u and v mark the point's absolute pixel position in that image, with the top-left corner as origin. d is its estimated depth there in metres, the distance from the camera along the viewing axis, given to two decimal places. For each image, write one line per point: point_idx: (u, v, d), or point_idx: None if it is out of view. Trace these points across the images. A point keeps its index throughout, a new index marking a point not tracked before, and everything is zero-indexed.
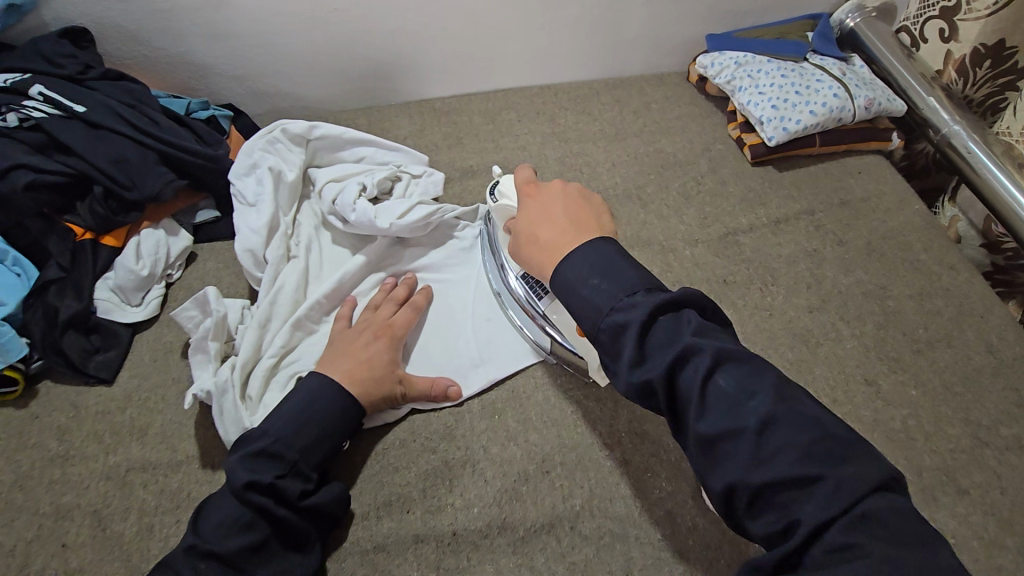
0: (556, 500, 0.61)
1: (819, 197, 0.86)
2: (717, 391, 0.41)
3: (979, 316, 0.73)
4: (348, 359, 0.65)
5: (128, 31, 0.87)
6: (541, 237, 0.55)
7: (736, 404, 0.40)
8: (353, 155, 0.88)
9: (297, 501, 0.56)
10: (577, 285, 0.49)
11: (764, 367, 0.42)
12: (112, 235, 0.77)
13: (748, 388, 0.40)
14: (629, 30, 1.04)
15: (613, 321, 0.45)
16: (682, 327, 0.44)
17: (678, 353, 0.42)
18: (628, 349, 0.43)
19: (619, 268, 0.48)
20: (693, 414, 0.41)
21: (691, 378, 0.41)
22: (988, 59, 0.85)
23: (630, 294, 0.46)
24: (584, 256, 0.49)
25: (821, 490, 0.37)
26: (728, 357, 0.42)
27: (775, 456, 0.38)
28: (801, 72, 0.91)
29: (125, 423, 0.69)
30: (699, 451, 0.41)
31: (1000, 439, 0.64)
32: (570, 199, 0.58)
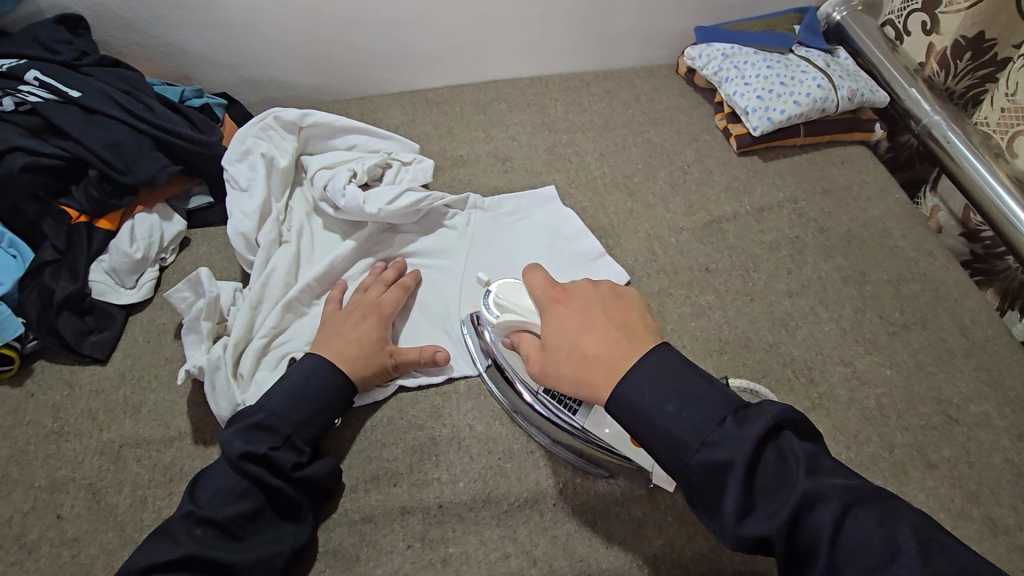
0: (539, 474, 0.63)
1: (802, 185, 0.88)
2: (845, 542, 0.39)
3: (954, 300, 0.75)
4: (339, 338, 0.67)
5: (124, 19, 0.88)
6: (586, 349, 0.49)
7: (880, 558, 0.38)
8: (344, 143, 0.90)
9: (291, 471, 0.58)
10: (645, 410, 0.45)
11: (900, 507, 0.40)
12: (106, 219, 0.78)
13: (874, 531, 0.39)
14: (619, 23, 1.05)
15: (701, 461, 0.42)
16: (792, 464, 0.42)
17: (798, 502, 0.40)
18: (732, 494, 0.41)
19: (691, 381, 0.45)
20: (818, 569, 0.39)
21: (820, 528, 0.39)
22: (968, 51, 0.86)
23: (717, 422, 0.43)
24: (643, 372, 0.46)
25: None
26: (858, 501, 0.40)
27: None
28: (786, 63, 0.92)
29: (119, 401, 0.70)
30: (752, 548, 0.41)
31: (971, 417, 0.65)
32: (601, 306, 0.52)
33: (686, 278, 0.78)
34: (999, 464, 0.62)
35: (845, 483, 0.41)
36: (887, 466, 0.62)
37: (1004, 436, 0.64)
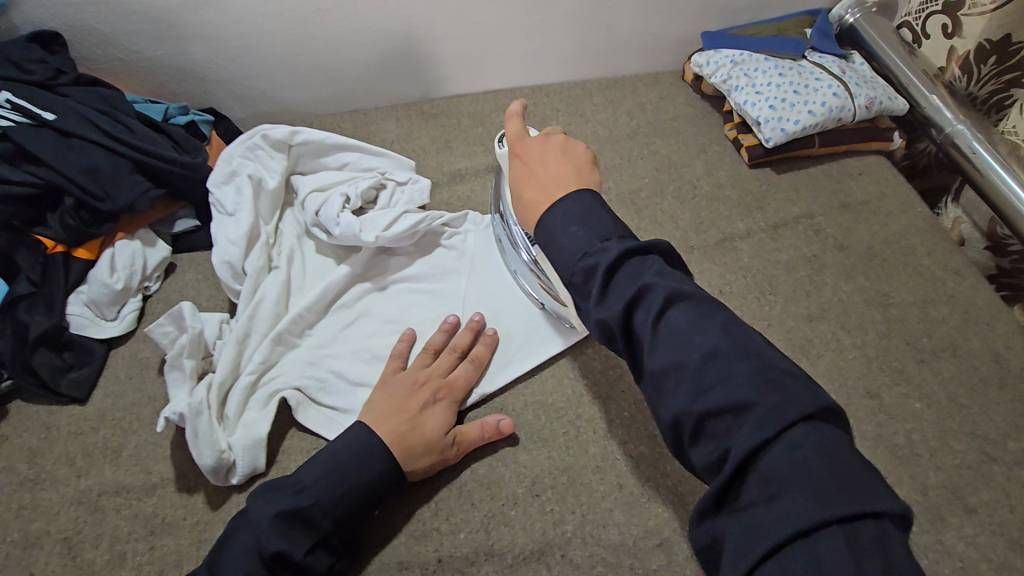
0: (546, 523, 0.58)
1: (818, 199, 0.84)
2: (668, 328, 0.41)
3: (985, 324, 0.70)
4: (400, 420, 0.59)
5: (104, 34, 0.84)
6: (522, 192, 0.55)
7: (683, 338, 0.41)
8: (336, 161, 0.85)
9: (297, 557, 0.51)
10: (558, 238, 0.48)
11: (720, 308, 0.42)
12: (85, 247, 0.74)
13: (697, 329, 0.41)
14: (622, 29, 1.01)
15: (586, 264, 0.45)
16: (645, 269, 0.44)
17: (630, 297, 0.42)
18: (594, 288, 0.44)
19: (599, 218, 0.48)
20: (645, 353, 0.42)
21: (645, 317, 0.42)
22: (992, 55, 0.82)
23: (608, 240, 0.46)
24: (565, 208, 0.49)
25: (763, 429, 0.36)
26: (683, 296, 0.42)
27: (716, 387, 0.38)
28: (800, 70, 0.88)
29: (99, 444, 0.66)
30: (649, 385, 0.42)
31: (1009, 454, 0.61)
32: (552, 154, 0.57)
33: None
34: None
35: (679, 285, 0.42)
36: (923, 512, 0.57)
37: None
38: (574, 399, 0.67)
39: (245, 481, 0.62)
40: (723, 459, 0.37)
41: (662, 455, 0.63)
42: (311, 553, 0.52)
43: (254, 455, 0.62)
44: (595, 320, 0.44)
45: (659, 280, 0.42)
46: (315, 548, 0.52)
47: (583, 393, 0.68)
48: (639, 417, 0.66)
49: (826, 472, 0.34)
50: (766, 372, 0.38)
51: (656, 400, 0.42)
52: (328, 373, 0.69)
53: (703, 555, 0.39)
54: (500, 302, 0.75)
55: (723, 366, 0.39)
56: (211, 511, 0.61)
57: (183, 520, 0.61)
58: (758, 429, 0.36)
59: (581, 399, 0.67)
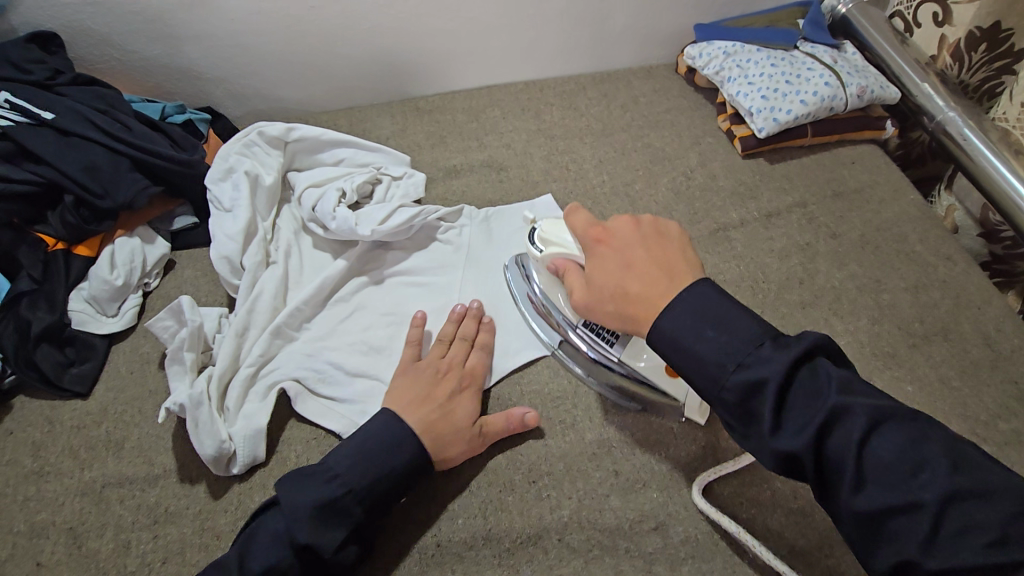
0: (542, 508, 0.59)
1: (811, 188, 0.84)
2: (871, 456, 0.39)
3: (976, 308, 0.71)
4: (429, 409, 0.60)
5: (102, 35, 0.85)
6: (629, 291, 0.50)
7: (902, 471, 0.38)
8: (332, 157, 0.86)
9: (328, 553, 0.52)
10: (685, 340, 0.45)
11: (924, 424, 0.39)
12: (85, 245, 0.75)
13: (907, 458, 0.38)
14: (615, 23, 1.01)
15: (739, 377, 0.42)
16: (824, 386, 0.41)
17: (827, 416, 0.39)
18: (766, 414, 0.41)
19: (731, 318, 0.45)
20: (846, 492, 0.39)
21: (842, 445, 0.39)
22: (983, 42, 0.82)
23: (759, 346, 0.43)
24: (686, 310, 0.46)
25: (977, 539, 0.35)
26: (883, 416, 0.40)
27: (953, 538, 0.36)
28: (791, 60, 0.88)
29: (102, 437, 0.67)
30: (855, 526, 0.39)
31: (1000, 435, 0.62)
32: (642, 241, 0.52)
33: None
34: None
35: (875, 402, 0.40)
36: None
37: None
38: (569, 387, 0.68)
39: (245, 471, 0.63)
40: (909, 563, 0.37)
41: (657, 440, 0.64)
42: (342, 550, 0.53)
43: (254, 445, 0.63)
44: (776, 449, 0.41)
45: (854, 400, 0.39)
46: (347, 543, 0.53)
47: (579, 381, 0.68)
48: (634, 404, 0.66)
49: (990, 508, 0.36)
50: (960, 471, 0.37)
51: (862, 541, 0.39)
52: (327, 364, 0.69)
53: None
54: (496, 295, 0.76)
55: (920, 473, 0.37)
56: (213, 501, 0.62)
57: (185, 510, 0.62)
58: (919, 490, 0.37)
59: (576, 388, 0.68)
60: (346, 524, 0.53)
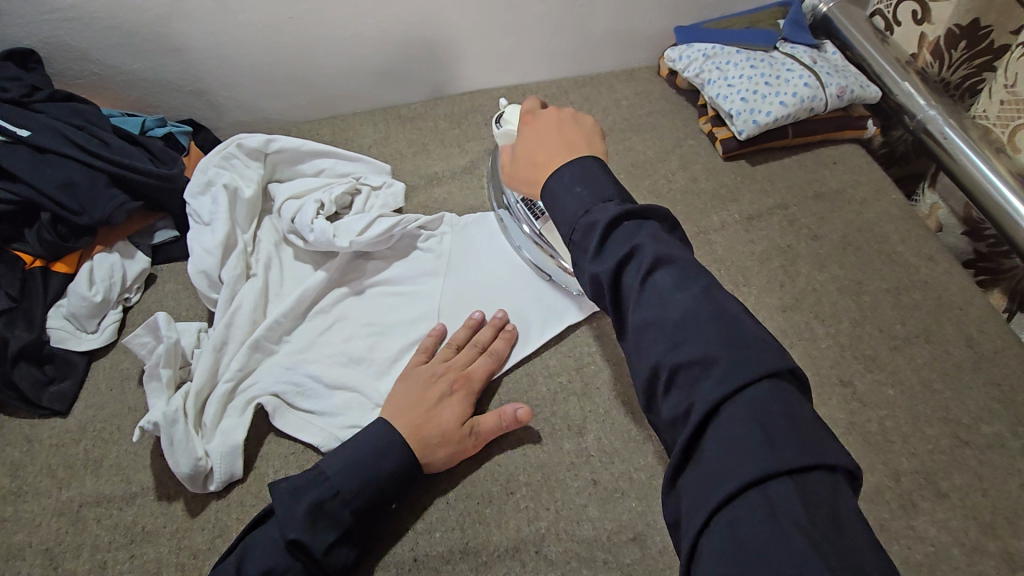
0: (520, 520, 0.59)
1: (792, 189, 0.84)
2: (652, 287, 0.43)
3: (958, 309, 0.70)
4: (418, 413, 0.61)
5: (79, 50, 0.85)
6: (537, 158, 0.59)
7: (667, 300, 0.43)
8: (312, 168, 0.86)
9: (319, 554, 0.53)
10: (562, 200, 0.51)
11: (703, 272, 0.44)
12: (63, 262, 0.75)
13: (676, 288, 0.43)
14: (596, 27, 1.01)
15: (584, 219, 0.49)
16: (639, 233, 0.46)
17: (622, 254, 0.45)
18: (591, 245, 0.47)
19: (600, 179, 0.51)
20: (630, 308, 0.44)
21: (634, 278, 0.44)
22: (963, 40, 0.81)
23: (611, 200, 0.50)
24: (573, 169, 0.52)
25: (756, 438, 0.36)
26: (669, 259, 0.44)
27: (706, 380, 0.39)
28: (771, 62, 0.88)
29: (80, 456, 0.67)
30: (631, 340, 0.44)
31: (981, 438, 0.61)
32: (560, 124, 0.61)
33: None
34: (1014, 491, 0.58)
35: (669, 249, 0.45)
36: (895, 497, 0.57)
37: (1019, 459, 0.60)
38: (550, 396, 0.68)
39: (223, 487, 0.63)
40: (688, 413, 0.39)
41: (636, 450, 0.63)
42: (335, 549, 0.54)
43: (231, 461, 0.62)
44: (590, 275, 0.47)
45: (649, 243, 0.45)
46: (338, 544, 0.54)
47: (559, 390, 0.68)
48: (614, 412, 0.66)
49: (786, 435, 0.36)
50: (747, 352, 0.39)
51: (633, 357, 0.44)
52: (306, 378, 0.69)
53: (676, 524, 0.40)
54: (477, 304, 0.75)
55: (698, 325, 0.41)
56: (191, 518, 0.62)
57: (162, 528, 0.61)
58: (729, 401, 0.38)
59: (556, 397, 0.68)
60: (337, 527, 0.54)
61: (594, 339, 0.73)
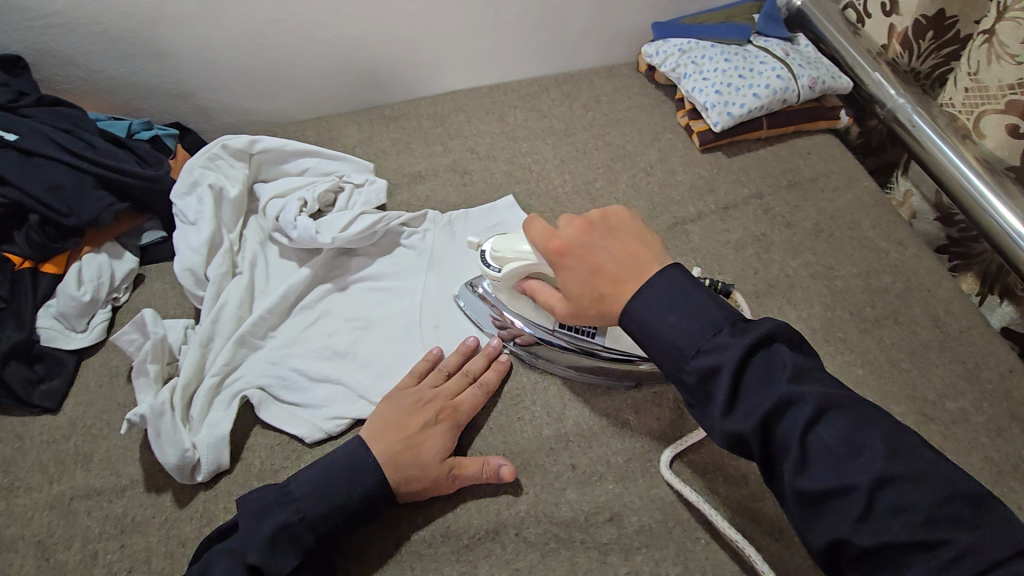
0: (500, 503, 0.60)
1: (767, 179, 0.86)
2: (817, 442, 0.42)
3: (927, 291, 0.72)
4: (401, 442, 0.59)
5: (66, 56, 0.86)
6: (603, 292, 0.52)
7: (843, 456, 0.41)
8: (297, 167, 0.88)
9: None
10: (652, 322, 0.49)
11: (871, 421, 0.43)
12: (52, 262, 0.76)
13: (848, 449, 0.41)
14: (575, 25, 1.03)
15: (700, 362, 0.46)
16: (778, 371, 0.45)
17: (774, 403, 0.43)
18: (720, 390, 0.45)
19: (703, 303, 0.48)
20: (790, 472, 0.42)
21: (790, 426, 0.43)
22: (930, 30, 0.84)
23: (718, 333, 0.47)
24: (656, 289, 0.49)
25: (927, 556, 0.38)
26: (828, 406, 0.43)
27: (888, 521, 0.39)
28: (744, 55, 0.90)
29: (70, 451, 0.68)
30: (799, 506, 0.43)
31: (947, 414, 0.63)
32: (608, 242, 0.54)
33: None
34: (978, 464, 0.60)
35: (823, 390, 0.43)
36: None
37: (982, 433, 0.62)
38: (529, 384, 0.69)
39: (210, 478, 0.64)
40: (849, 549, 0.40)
41: (613, 434, 0.65)
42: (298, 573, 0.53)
43: (218, 452, 0.64)
44: (724, 430, 0.45)
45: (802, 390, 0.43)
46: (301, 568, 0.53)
47: (538, 378, 0.70)
48: (592, 398, 0.68)
49: (955, 529, 0.38)
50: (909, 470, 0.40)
51: (800, 519, 0.43)
52: (291, 371, 0.71)
53: None
54: (458, 297, 0.77)
55: (855, 463, 0.41)
56: (179, 508, 0.63)
57: (151, 519, 0.63)
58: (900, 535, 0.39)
59: (535, 385, 0.69)
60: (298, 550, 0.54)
61: None
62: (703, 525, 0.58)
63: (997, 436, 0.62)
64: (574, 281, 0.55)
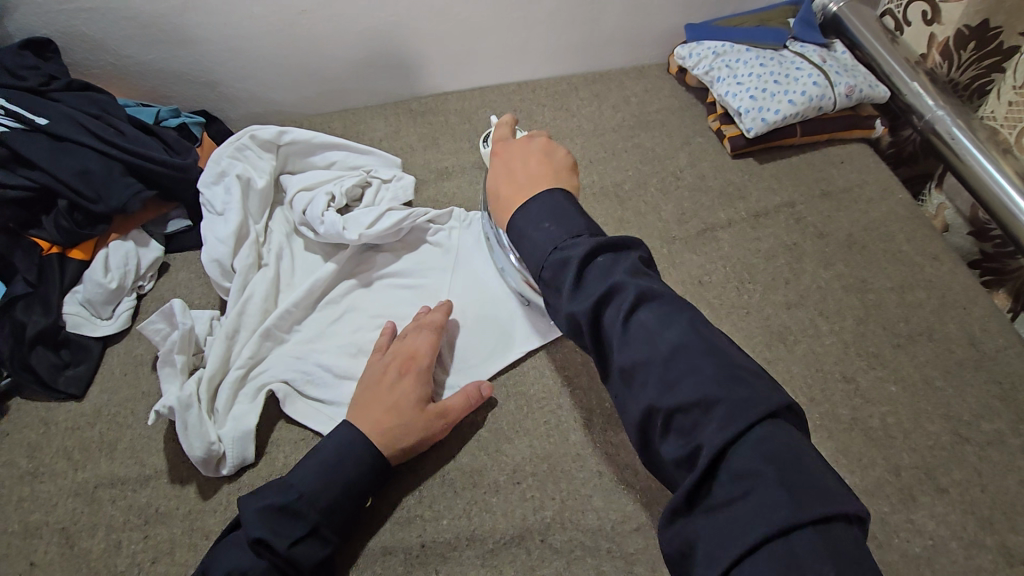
0: (525, 508, 0.60)
1: (799, 188, 0.84)
2: (638, 324, 0.43)
3: (962, 308, 0.71)
4: (388, 411, 0.60)
5: (96, 40, 0.86)
6: (501, 191, 0.59)
7: (656, 334, 0.43)
8: (324, 160, 0.87)
9: (284, 549, 0.52)
10: (529, 229, 0.51)
11: (683, 309, 0.44)
12: (79, 249, 0.76)
13: (654, 331, 0.43)
14: (607, 23, 1.01)
15: (556, 256, 0.48)
16: (618, 266, 0.47)
17: (605, 288, 0.45)
18: (569, 281, 0.47)
19: (572, 215, 0.51)
20: (614, 347, 0.44)
21: (615, 314, 0.44)
22: (971, 41, 0.82)
23: (568, 241, 0.49)
24: (539, 207, 0.52)
25: (716, 416, 0.38)
26: (652, 296, 0.44)
27: (680, 380, 0.40)
28: (780, 60, 0.88)
29: (95, 439, 0.68)
30: (620, 381, 0.43)
31: (981, 435, 0.62)
32: (530, 154, 0.61)
33: (678, 290, 0.75)
34: (1011, 487, 0.59)
35: (647, 284, 0.45)
36: (893, 492, 0.59)
37: (1017, 455, 0.61)
38: (556, 390, 0.68)
39: (234, 472, 0.64)
40: (692, 456, 0.39)
41: None
42: (301, 543, 0.53)
43: (243, 446, 0.64)
44: (568, 318, 0.47)
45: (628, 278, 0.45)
46: (306, 538, 0.53)
47: (564, 383, 0.69)
48: None
49: (801, 497, 0.35)
50: (730, 371, 0.40)
51: (621, 393, 0.44)
52: (315, 366, 0.70)
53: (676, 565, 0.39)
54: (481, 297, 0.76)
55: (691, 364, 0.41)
56: (203, 501, 0.63)
57: (175, 510, 0.63)
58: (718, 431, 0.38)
59: (561, 391, 0.68)
60: (303, 523, 0.54)
61: None
62: None
63: None
64: (495, 185, 0.60)
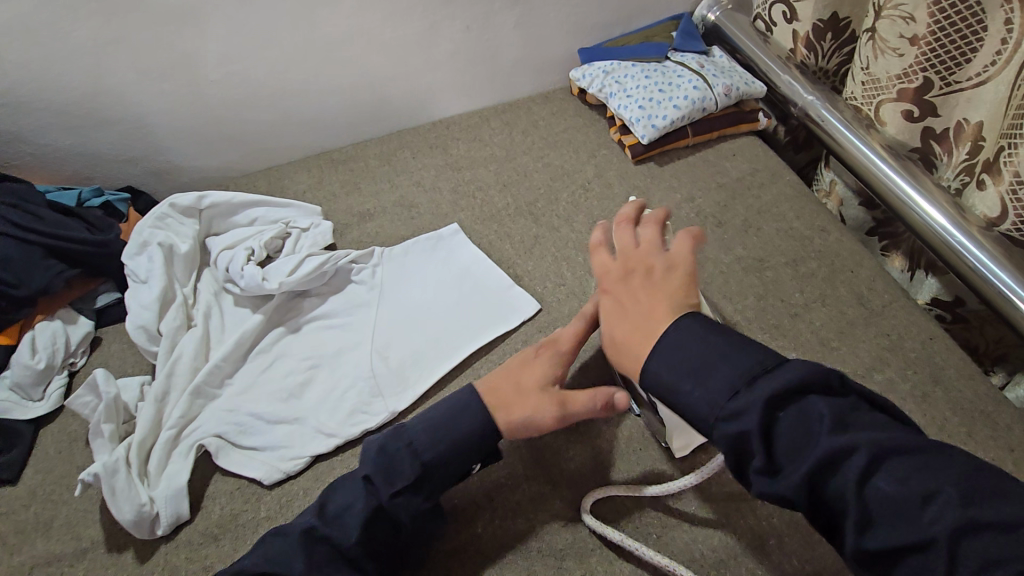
0: (456, 521, 0.62)
1: (697, 183, 0.90)
2: (891, 502, 0.39)
3: (850, 271, 0.76)
4: (509, 383, 0.61)
5: (12, 133, 0.89)
6: (619, 337, 0.55)
7: (906, 509, 0.38)
8: (245, 218, 0.90)
9: None
10: (675, 384, 0.49)
11: (885, 438, 0.41)
12: (5, 334, 0.77)
13: (860, 461, 0.40)
14: (508, 57, 1.07)
15: (726, 430, 0.44)
16: (815, 423, 0.42)
17: (821, 458, 0.41)
18: (757, 454, 0.43)
19: (712, 361, 0.47)
20: (850, 533, 0.40)
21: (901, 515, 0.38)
22: (828, 32, 0.90)
23: (741, 389, 0.45)
24: (671, 347, 0.50)
25: None
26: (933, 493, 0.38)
27: (958, 561, 0.36)
28: (663, 71, 0.95)
29: (29, 520, 0.68)
30: None
31: (875, 385, 0.66)
32: (630, 298, 0.56)
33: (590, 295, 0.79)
34: None
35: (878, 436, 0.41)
36: None
37: (909, 399, 0.65)
38: None
39: (171, 531, 0.65)
40: None
41: (564, 442, 0.67)
42: None
43: (176, 503, 0.65)
44: (765, 490, 0.42)
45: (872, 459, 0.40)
46: None
47: None
48: None
49: None
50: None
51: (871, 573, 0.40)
52: (247, 416, 0.71)
53: None
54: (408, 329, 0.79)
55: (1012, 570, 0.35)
56: (140, 564, 0.63)
57: None
58: (909, 515, 0.38)
59: None
60: None
61: (522, 342, 0.77)
62: (653, 520, 0.61)
63: (924, 401, 0.64)
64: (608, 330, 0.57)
